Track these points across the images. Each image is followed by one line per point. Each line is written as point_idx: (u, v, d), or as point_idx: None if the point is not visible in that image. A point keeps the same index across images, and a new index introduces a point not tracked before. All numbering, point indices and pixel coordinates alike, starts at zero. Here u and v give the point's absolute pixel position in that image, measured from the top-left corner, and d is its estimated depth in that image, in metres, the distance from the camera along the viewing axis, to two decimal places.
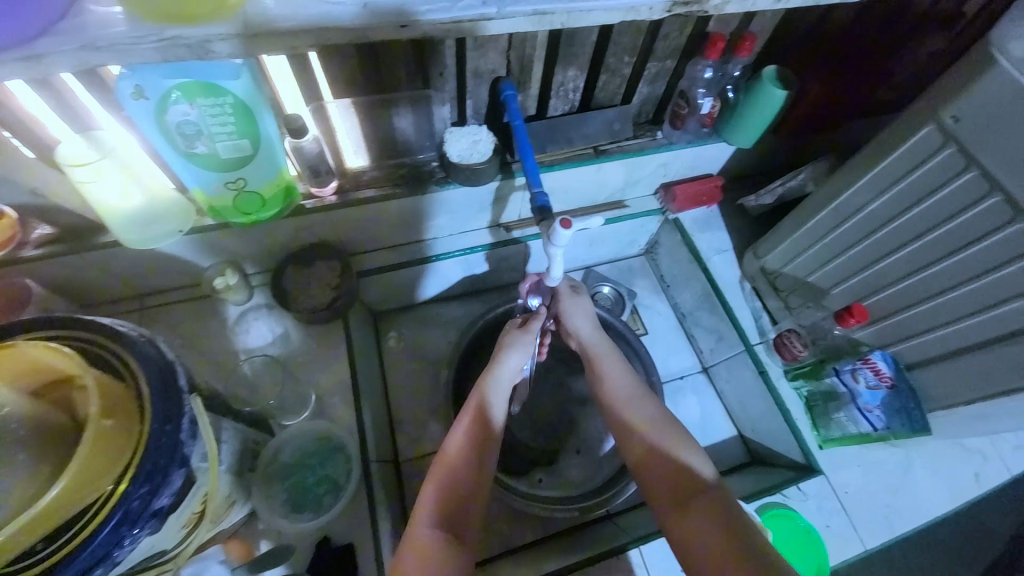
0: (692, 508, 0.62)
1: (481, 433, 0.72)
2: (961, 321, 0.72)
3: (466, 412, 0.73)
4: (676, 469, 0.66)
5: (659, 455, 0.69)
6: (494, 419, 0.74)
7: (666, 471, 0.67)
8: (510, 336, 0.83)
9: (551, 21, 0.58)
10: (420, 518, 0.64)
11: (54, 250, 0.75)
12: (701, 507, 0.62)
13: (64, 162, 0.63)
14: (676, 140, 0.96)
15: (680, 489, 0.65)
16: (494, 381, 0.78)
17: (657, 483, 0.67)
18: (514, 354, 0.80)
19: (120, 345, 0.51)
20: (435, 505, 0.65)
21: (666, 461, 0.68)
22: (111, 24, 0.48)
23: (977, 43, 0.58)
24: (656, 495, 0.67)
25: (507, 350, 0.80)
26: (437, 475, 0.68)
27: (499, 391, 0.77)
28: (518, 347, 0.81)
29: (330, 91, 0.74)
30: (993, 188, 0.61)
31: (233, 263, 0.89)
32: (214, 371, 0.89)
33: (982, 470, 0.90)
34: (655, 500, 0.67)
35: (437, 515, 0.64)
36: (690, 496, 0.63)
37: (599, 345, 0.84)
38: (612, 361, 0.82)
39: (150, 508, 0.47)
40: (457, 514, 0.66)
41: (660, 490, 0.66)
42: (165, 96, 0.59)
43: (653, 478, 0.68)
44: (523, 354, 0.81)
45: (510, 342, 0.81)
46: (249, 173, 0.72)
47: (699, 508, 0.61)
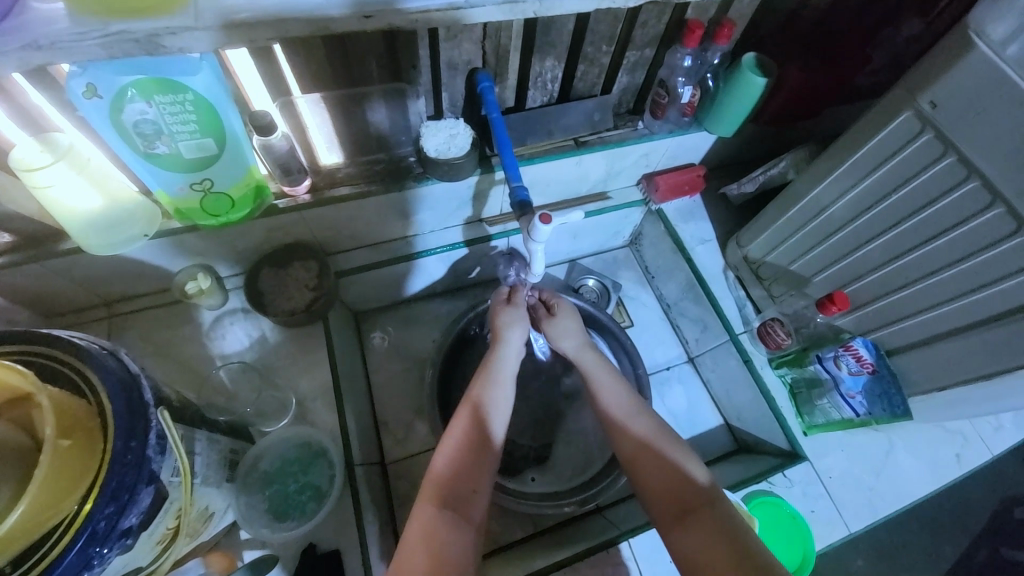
0: (694, 522, 0.60)
1: (484, 411, 0.71)
2: (941, 306, 0.73)
3: (469, 392, 0.73)
4: (677, 479, 0.64)
5: (659, 463, 0.66)
6: (498, 396, 0.73)
7: (657, 468, 0.66)
8: (504, 314, 0.83)
9: (523, 10, 0.56)
10: (419, 504, 0.62)
11: (12, 260, 0.72)
12: (705, 522, 0.59)
13: (19, 167, 0.59)
14: (656, 130, 0.95)
15: (682, 501, 0.62)
16: (499, 361, 0.77)
17: (656, 493, 0.65)
18: (513, 330, 0.81)
19: (79, 360, 0.49)
20: (435, 486, 0.64)
21: (666, 469, 0.65)
22: (54, 21, 0.45)
23: (955, 27, 0.57)
24: (655, 506, 0.64)
25: (507, 328, 0.81)
26: (438, 457, 0.67)
27: (504, 370, 0.77)
28: (515, 323, 0.82)
29: (299, 86, 0.71)
30: (970, 173, 0.61)
31: (205, 267, 0.86)
32: (190, 379, 0.87)
33: (962, 451, 0.92)
34: (654, 511, 0.64)
35: (436, 496, 0.63)
36: (693, 508, 0.61)
37: (588, 357, 0.81)
38: (603, 375, 0.78)
39: (119, 528, 0.45)
40: (459, 494, 0.64)
41: (659, 501, 0.64)
42: (120, 94, 0.56)
43: (646, 476, 0.66)
44: (522, 330, 0.82)
45: (507, 320, 0.82)
46: (215, 173, 0.69)
47: (703, 522, 0.59)
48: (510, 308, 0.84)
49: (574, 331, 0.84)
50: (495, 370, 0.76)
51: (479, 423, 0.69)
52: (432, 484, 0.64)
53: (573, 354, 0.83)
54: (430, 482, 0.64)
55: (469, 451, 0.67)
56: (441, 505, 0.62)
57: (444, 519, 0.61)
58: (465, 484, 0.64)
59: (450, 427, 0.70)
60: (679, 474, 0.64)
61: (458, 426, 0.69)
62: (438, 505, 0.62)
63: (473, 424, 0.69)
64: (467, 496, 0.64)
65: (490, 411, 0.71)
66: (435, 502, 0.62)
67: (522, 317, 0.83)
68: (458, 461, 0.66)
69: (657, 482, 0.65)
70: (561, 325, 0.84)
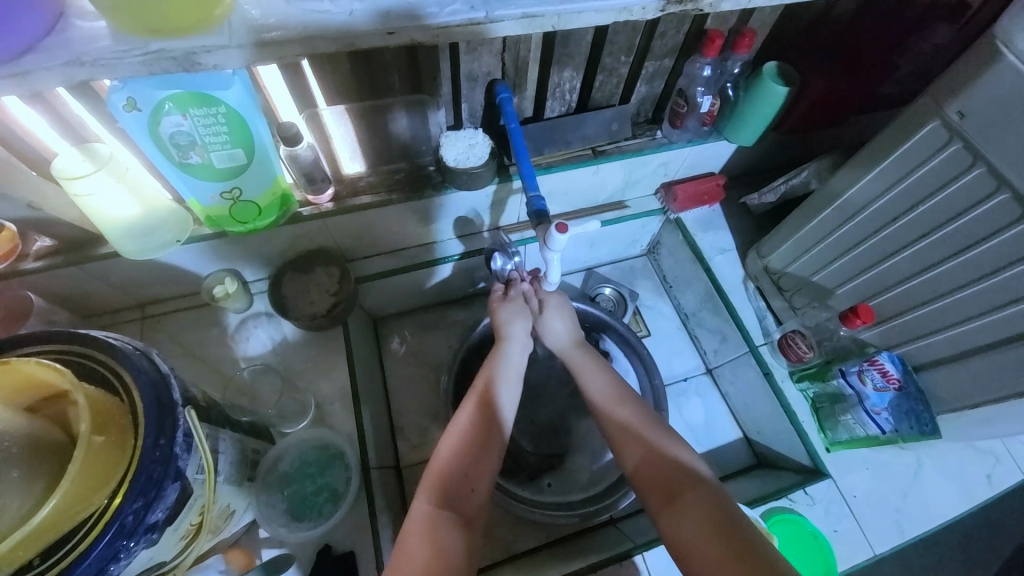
0: (682, 503, 0.60)
1: (485, 412, 0.72)
2: (972, 321, 0.70)
3: (471, 395, 0.74)
4: (665, 463, 0.65)
5: (648, 448, 0.68)
6: (499, 399, 0.74)
7: (660, 466, 0.65)
8: (504, 309, 0.85)
9: (542, 24, 0.57)
10: (417, 500, 0.63)
11: (54, 262, 0.76)
12: (693, 502, 0.60)
13: (61, 176, 0.62)
14: (676, 139, 0.94)
15: (669, 484, 0.63)
16: (499, 366, 0.78)
17: (646, 474, 0.66)
18: (514, 324, 0.83)
19: (114, 359, 0.51)
20: (434, 485, 0.64)
21: (657, 456, 0.66)
22: (96, 38, 0.48)
23: (984, 34, 0.56)
24: (647, 492, 0.65)
25: (510, 322, 0.83)
26: (438, 455, 0.68)
27: (505, 373, 0.78)
28: (518, 314, 0.84)
29: (324, 98, 0.74)
30: (1001, 184, 0.59)
31: (232, 271, 0.89)
32: (213, 379, 0.89)
33: (994, 472, 0.88)
34: (646, 496, 0.65)
35: (437, 494, 0.63)
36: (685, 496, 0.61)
37: (575, 354, 0.84)
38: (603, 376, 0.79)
39: (145, 522, 0.47)
40: (459, 491, 0.65)
41: (651, 485, 0.65)
42: (158, 107, 0.59)
43: (647, 472, 0.66)
44: (523, 320, 0.84)
45: (508, 316, 0.84)
46: (244, 182, 0.72)
47: (686, 500, 0.60)
48: (510, 300, 0.86)
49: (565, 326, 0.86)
50: (497, 373, 0.77)
51: (479, 424, 0.70)
52: (431, 481, 0.65)
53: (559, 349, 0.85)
54: (429, 478, 0.65)
55: (470, 450, 0.68)
56: (441, 503, 0.63)
57: (443, 518, 0.61)
58: (464, 483, 0.65)
59: (449, 428, 0.70)
60: (668, 458, 0.65)
61: (459, 425, 0.70)
62: (437, 502, 0.63)
63: (474, 424, 0.70)
64: (465, 495, 0.65)
65: (490, 413, 0.72)
66: (435, 500, 0.63)
67: (524, 312, 0.85)
68: (458, 459, 0.67)
69: (647, 467, 0.66)
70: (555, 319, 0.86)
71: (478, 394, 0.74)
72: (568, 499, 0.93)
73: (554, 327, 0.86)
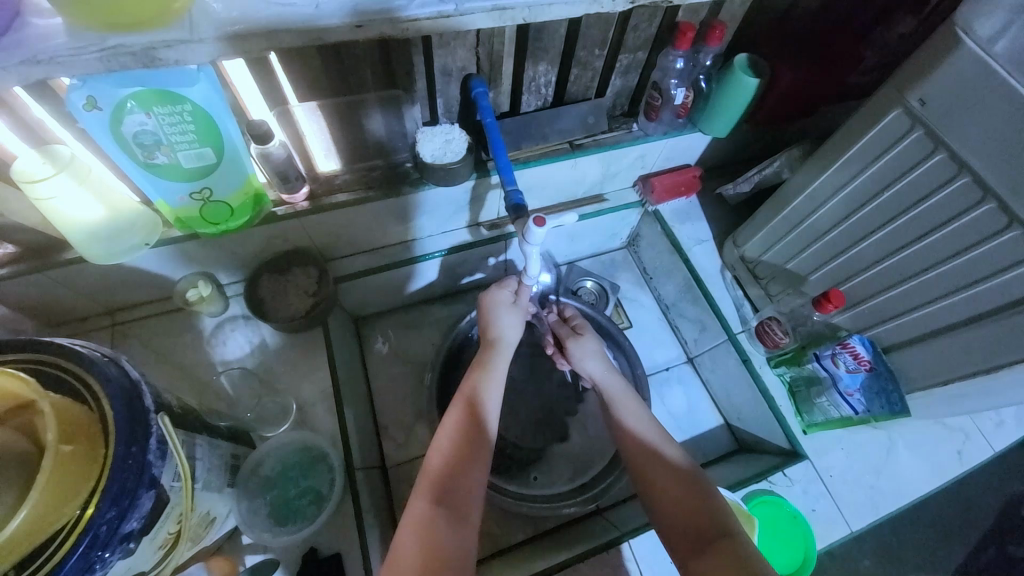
0: (712, 548, 0.56)
1: (474, 411, 0.71)
2: (936, 302, 0.73)
3: (459, 397, 0.74)
4: (696, 506, 0.62)
5: (678, 486, 0.64)
6: (488, 398, 0.73)
7: (687, 507, 0.62)
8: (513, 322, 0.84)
9: (512, 17, 0.57)
10: (413, 502, 0.62)
11: (17, 270, 0.73)
12: (725, 551, 0.55)
13: (21, 179, 0.60)
14: (651, 132, 0.95)
15: (700, 533, 0.59)
16: (488, 365, 0.78)
17: (673, 512, 0.62)
18: (508, 328, 0.83)
19: (80, 366, 0.50)
20: (429, 488, 0.64)
21: (686, 493, 0.63)
22: (52, 35, 0.46)
23: (942, 25, 0.58)
24: (672, 527, 0.62)
25: (501, 325, 0.83)
26: (432, 458, 0.67)
27: (494, 371, 0.77)
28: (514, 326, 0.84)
29: (295, 94, 0.73)
30: (962, 169, 0.61)
31: (206, 274, 0.87)
32: (190, 385, 0.87)
33: (963, 448, 0.92)
34: (674, 543, 0.61)
35: (432, 496, 0.63)
36: (712, 541, 0.57)
37: (613, 383, 0.81)
38: (629, 402, 0.78)
39: (120, 532, 0.46)
40: (454, 490, 0.64)
41: (680, 531, 0.61)
42: (120, 106, 0.57)
43: (671, 508, 0.63)
44: (517, 328, 0.84)
45: (498, 321, 0.83)
46: (214, 182, 0.70)
47: (714, 548, 0.56)
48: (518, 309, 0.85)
49: (597, 356, 0.85)
50: (486, 372, 0.77)
51: (470, 424, 0.70)
52: (428, 484, 0.64)
53: (593, 381, 0.83)
54: (425, 481, 0.64)
55: (462, 451, 0.67)
56: (437, 502, 0.62)
57: (440, 516, 0.60)
58: (457, 485, 0.64)
59: (441, 431, 0.70)
60: (701, 503, 0.62)
61: (451, 424, 0.70)
62: (433, 502, 0.62)
63: (466, 425, 0.70)
64: (461, 496, 0.63)
65: (479, 413, 0.71)
66: (431, 500, 0.62)
67: (516, 316, 0.84)
68: (454, 460, 0.66)
69: (675, 507, 0.63)
70: (585, 346, 0.86)
71: (467, 394, 0.74)
72: (555, 491, 0.93)
73: (590, 351, 0.86)
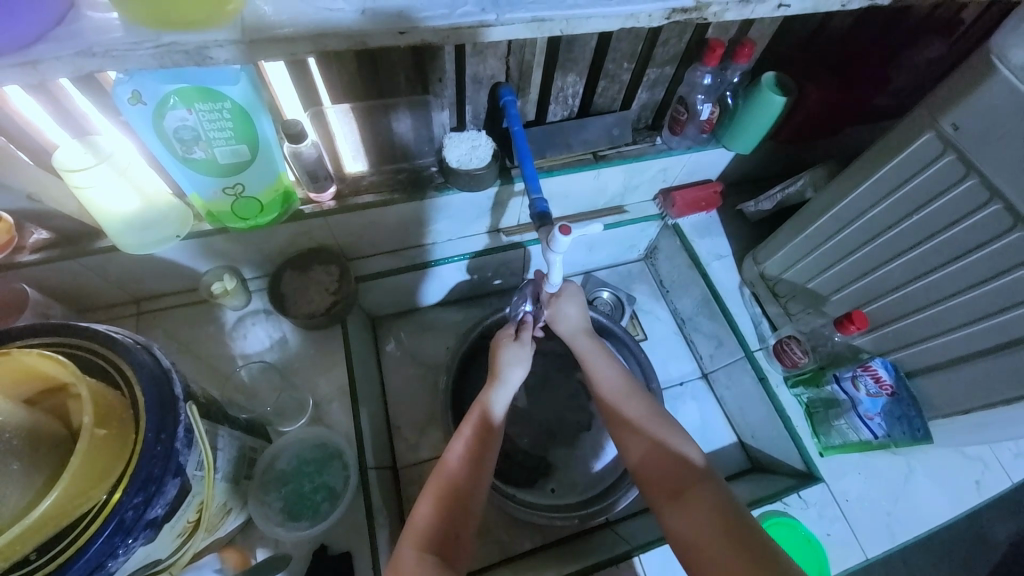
0: (686, 499, 0.63)
1: (475, 455, 0.71)
2: (964, 328, 0.72)
3: (457, 438, 0.72)
4: (671, 461, 0.67)
5: (646, 442, 0.71)
6: (488, 446, 0.73)
7: (659, 463, 0.68)
8: (506, 352, 0.80)
9: (550, 29, 0.57)
10: (404, 543, 0.63)
11: (51, 255, 0.75)
12: (697, 499, 0.62)
13: (61, 167, 0.62)
14: (675, 146, 0.96)
15: (672, 482, 0.65)
16: (491, 409, 0.76)
17: (647, 472, 0.69)
18: (515, 369, 0.79)
19: (115, 351, 0.51)
20: (421, 530, 0.64)
21: (659, 451, 0.69)
22: (108, 30, 0.48)
23: (978, 49, 0.58)
24: (648, 487, 0.68)
25: (507, 367, 0.78)
26: (422, 505, 0.67)
27: (498, 408, 0.76)
28: (516, 361, 0.79)
29: (329, 97, 0.74)
30: (993, 195, 0.61)
31: (231, 268, 0.89)
32: (210, 376, 0.89)
33: (983, 479, 0.90)
34: (649, 491, 0.68)
35: (421, 540, 0.63)
36: (686, 489, 0.64)
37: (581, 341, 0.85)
38: (599, 358, 0.82)
39: (144, 518, 0.46)
40: (444, 539, 0.64)
41: (656, 483, 0.67)
42: (163, 102, 0.59)
43: (646, 467, 0.69)
44: (522, 369, 0.79)
45: (507, 359, 0.79)
46: (246, 178, 0.71)
47: (692, 498, 0.62)
48: (515, 343, 0.81)
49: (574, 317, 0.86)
50: (488, 416, 0.75)
51: (470, 466, 0.70)
52: (417, 528, 0.64)
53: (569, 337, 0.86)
54: (414, 524, 0.65)
55: (452, 502, 0.67)
56: (425, 548, 0.63)
57: (427, 565, 0.61)
58: (448, 532, 0.65)
59: (435, 476, 0.69)
60: (673, 454, 0.68)
61: (446, 468, 0.69)
62: (421, 547, 0.62)
63: (462, 474, 0.69)
64: (449, 545, 0.64)
65: (477, 463, 0.70)
66: (419, 545, 0.63)
67: (523, 355, 0.80)
68: (444, 511, 0.66)
69: (648, 464, 0.69)
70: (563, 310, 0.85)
71: (466, 438, 0.72)
72: (567, 502, 0.93)
73: (566, 312, 0.85)
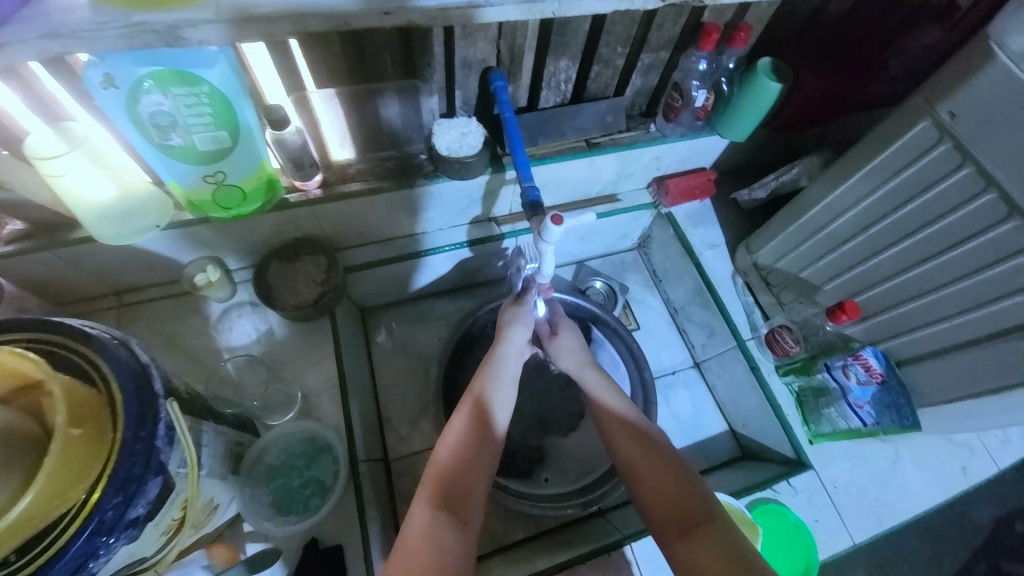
0: (697, 537, 0.58)
1: (484, 413, 0.70)
2: (955, 318, 0.72)
3: (467, 393, 0.73)
4: (680, 488, 0.64)
5: (657, 472, 0.66)
6: (496, 401, 0.73)
7: (669, 496, 0.64)
8: (510, 313, 0.84)
9: (541, 10, 0.56)
10: (416, 504, 0.62)
11: (26, 247, 0.72)
12: (709, 539, 0.58)
13: (32, 155, 0.59)
14: (669, 133, 0.94)
15: (682, 518, 0.61)
16: (499, 365, 0.77)
17: (657, 506, 0.64)
18: (518, 327, 0.82)
19: (90, 347, 0.49)
20: (432, 486, 0.63)
21: (669, 483, 0.65)
22: (74, 10, 0.46)
23: (978, 35, 0.57)
24: (656, 520, 0.63)
25: (511, 326, 0.81)
26: (436, 458, 0.66)
27: (507, 364, 0.78)
28: (519, 320, 0.82)
29: (313, 81, 0.71)
30: (989, 184, 0.60)
31: (215, 259, 0.86)
32: (196, 370, 0.87)
33: (969, 464, 0.91)
34: (656, 526, 0.63)
35: (435, 497, 0.62)
36: (697, 525, 0.60)
37: (588, 374, 0.81)
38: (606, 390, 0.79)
39: (126, 518, 0.45)
40: (457, 495, 0.63)
41: (660, 513, 0.63)
42: (137, 85, 0.56)
43: (655, 500, 0.65)
44: (525, 328, 0.82)
45: (511, 319, 0.82)
46: (228, 166, 0.69)
47: (704, 537, 0.58)
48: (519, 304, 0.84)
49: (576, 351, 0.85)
50: (495, 373, 0.76)
51: (482, 419, 0.70)
52: (430, 483, 0.64)
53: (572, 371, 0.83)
54: (427, 481, 0.64)
55: (467, 455, 0.66)
56: (439, 504, 0.62)
57: (440, 521, 0.60)
58: (462, 486, 0.64)
59: (447, 430, 0.69)
60: (684, 488, 0.64)
61: (459, 423, 0.69)
62: (434, 506, 0.61)
63: (475, 426, 0.69)
64: (463, 498, 0.63)
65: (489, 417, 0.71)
66: (432, 504, 0.62)
67: (525, 315, 0.83)
68: (458, 465, 0.65)
69: (658, 496, 0.65)
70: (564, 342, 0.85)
71: (476, 393, 0.73)
72: (559, 491, 0.93)
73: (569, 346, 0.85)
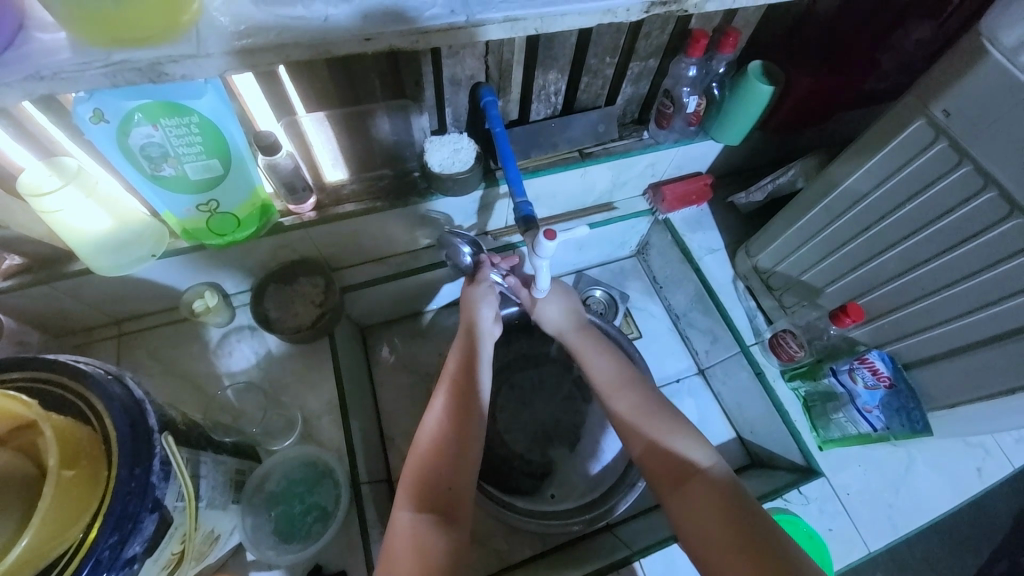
0: (687, 489, 0.64)
1: (457, 410, 0.70)
2: (960, 319, 0.71)
3: (438, 390, 0.72)
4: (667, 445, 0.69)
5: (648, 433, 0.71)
6: (469, 392, 0.71)
7: (660, 456, 0.68)
8: (472, 291, 0.80)
9: (525, 27, 0.55)
10: (398, 508, 0.63)
11: (22, 282, 0.73)
12: (697, 488, 0.64)
13: (27, 192, 0.60)
14: (662, 140, 0.94)
15: (673, 470, 0.67)
16: (467, 355, 0.75)
17: (650, 463, 0.69)
18: (484, 308, 0.79)
19: (82, 384, 0.49)
20: (412, 489, 0.64)
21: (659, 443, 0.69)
22: (55, 51, 0.46)
23: (968, 32, 0.56)
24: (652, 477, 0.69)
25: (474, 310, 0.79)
26: (412, 460, 0.67)
27: (477, 351, 0.76)
28: (485, 299, 0.80)
29: (303, 105, 0.72)
30: (988, 183, 0.59)
31: (212, 285, 0.87)
32: (196, 397, 0.87)
33: (984, 465, 0.89)
34: (653, 482, 0.69)
35: (417, 499, 0.63)
36: (687, 478, 0.65)
37: (576, 335, 0.85)
38: (597, 356, 0.82)
39: (123, 556, 0.45)
40: (439, 495, 0.64)
41: (654, 469, 0.69)
42: (126, 118, 0.56)
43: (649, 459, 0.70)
44: (489, 307, 0.80)
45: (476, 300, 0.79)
46: (221, 195, 0.69)
47: (694, 488, 0.64)
48: (477, 283, 0.81)
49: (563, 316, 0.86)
50: (465, 364, 0.74)
51: (454, 417, 0.69)
52: (410, 486, 0.64)
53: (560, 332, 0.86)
54: (407, 484, 0.65)
55: (443, 455, 0.66)
56: (421, 506, 0.63)
57: (424, 522, 0.61)
58: (442, 486, 0.65)
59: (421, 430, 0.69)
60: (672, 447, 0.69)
61: (430, 423, 0.69)
62: (417, 507, 0.63)
63: (448, 423, 0.69)
64: (444, 496, 0.64)
65: (462, 412, 0.70)
66: (415, 506, 0.63)
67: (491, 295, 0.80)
68: (433, 465, 0.66)
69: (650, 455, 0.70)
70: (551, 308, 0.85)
71: (445, 392, 0.72)
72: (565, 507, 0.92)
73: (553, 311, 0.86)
